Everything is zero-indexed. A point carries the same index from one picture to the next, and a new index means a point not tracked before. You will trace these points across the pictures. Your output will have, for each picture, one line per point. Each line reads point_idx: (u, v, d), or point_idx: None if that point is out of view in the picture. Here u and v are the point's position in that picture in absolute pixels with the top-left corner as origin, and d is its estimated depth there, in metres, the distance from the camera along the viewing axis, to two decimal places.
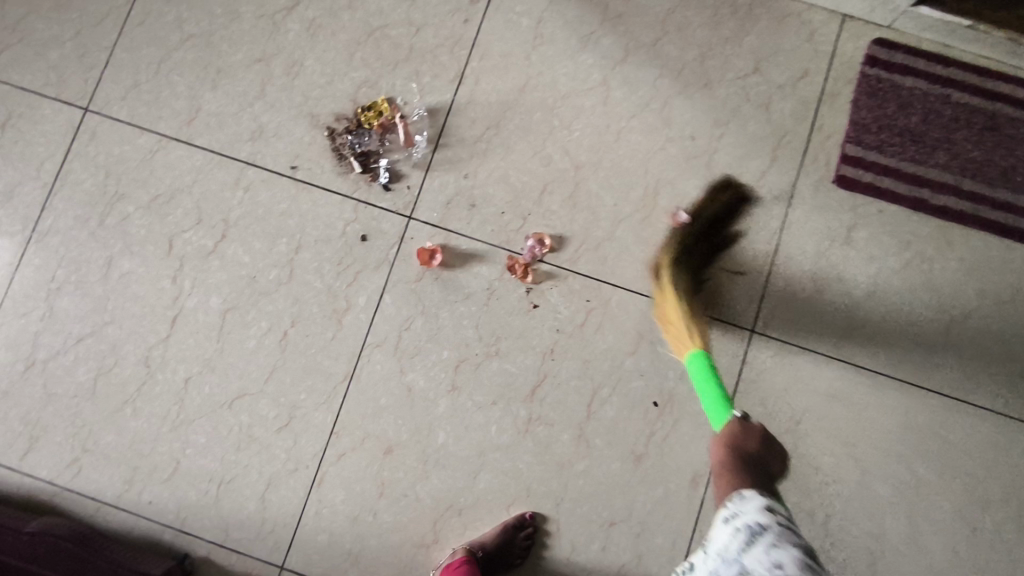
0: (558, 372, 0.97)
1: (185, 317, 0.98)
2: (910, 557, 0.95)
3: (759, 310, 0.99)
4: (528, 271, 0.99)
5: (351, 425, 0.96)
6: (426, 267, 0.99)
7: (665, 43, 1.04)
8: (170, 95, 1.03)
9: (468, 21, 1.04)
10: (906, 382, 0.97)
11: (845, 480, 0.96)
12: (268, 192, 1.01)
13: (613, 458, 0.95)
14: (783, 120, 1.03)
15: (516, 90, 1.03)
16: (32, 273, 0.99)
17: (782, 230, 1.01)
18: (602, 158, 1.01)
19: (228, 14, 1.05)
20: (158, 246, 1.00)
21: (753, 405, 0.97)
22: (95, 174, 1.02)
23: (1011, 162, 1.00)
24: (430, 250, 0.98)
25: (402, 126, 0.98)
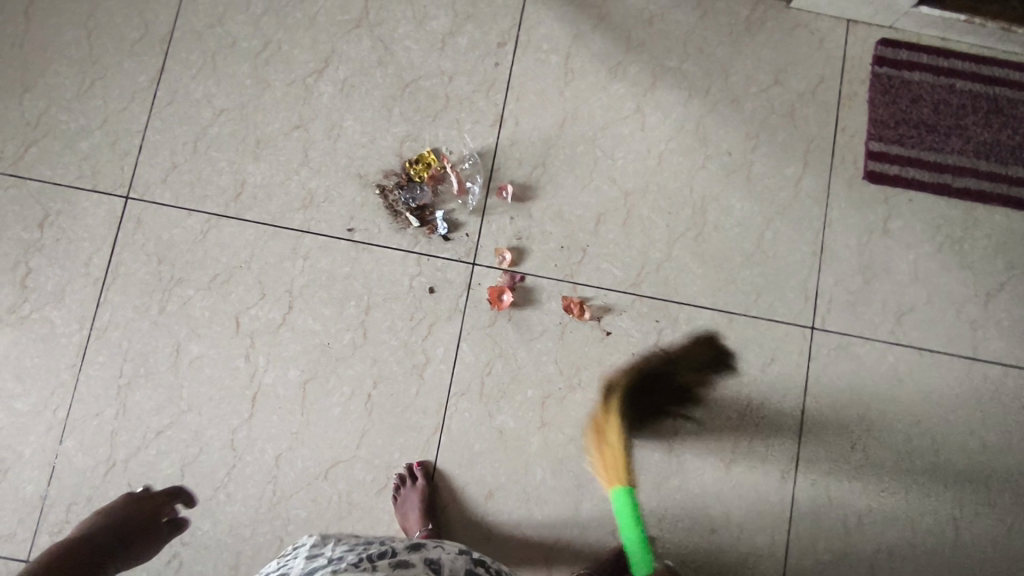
0: (640, 393, 1.01)
1: (265, 394, 0.98)
2: (988, 516, 1.02)
3: (816, 307, 1.04)
4: (584, 308, 1.02)
5: (450, 476, 0.97)
6: (499, 309, 1.01)
7: (689, 64, 1.09)
8: (211, 172, 1.02)
9: (499, 65, 1.07)
10: (958, 355, 1.05)
11: (919, 454, 1.03)
12: (327, 258, 1.01)
13: (704, 467, 1.00)
14: (809, 125, 1.09)
15: (556, 127, 1.06)
16: (99, 371, 0.97)
17: (825, 229, 1.06)
18: (648, 182, 1.05)
19: (259, 83, 1.04)
20: (225, 325, 0.99)
21: (824, 397, 1.03)
22: (147, 263, 1.00)
23: (1017, 140, 1.09)
24: (499, 290, 1.01)
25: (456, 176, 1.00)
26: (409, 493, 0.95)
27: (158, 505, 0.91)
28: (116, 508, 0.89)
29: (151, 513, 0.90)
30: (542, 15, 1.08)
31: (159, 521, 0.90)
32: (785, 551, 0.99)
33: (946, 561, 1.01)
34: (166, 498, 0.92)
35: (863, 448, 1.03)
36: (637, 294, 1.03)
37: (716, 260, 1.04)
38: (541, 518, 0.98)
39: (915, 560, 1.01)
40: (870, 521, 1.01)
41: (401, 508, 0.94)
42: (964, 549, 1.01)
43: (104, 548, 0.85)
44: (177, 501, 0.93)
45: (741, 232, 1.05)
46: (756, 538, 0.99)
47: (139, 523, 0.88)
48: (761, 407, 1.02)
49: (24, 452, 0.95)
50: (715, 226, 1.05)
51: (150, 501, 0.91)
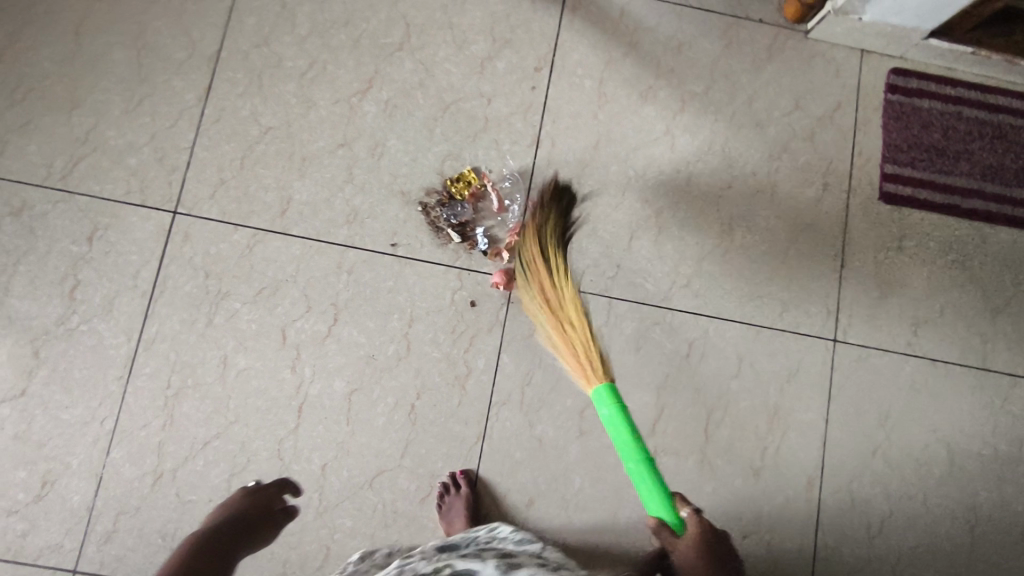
0: (673, 403, 1.05)
1: (311, 404, 1.00)
2: (1001, 520, 1.07)
3: (837, 321, 1.10)
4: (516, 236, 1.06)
5: (492, 484, 1.00)
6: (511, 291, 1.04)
7: (715, 89, 1.14)
8: (258, 188, 1.05)
9: (535, 88, 1.12)
10: (970, 367, 1.11)
11: (936, 461, 1.08)
12: (372, 272, 1.04)
13: (735, 475, 1.04)
14: (827, 148, 1.15)
15: (590, 148, 1.11)
16: (146, 383, 0.99)
17: (844, 246, 1.12)
18: (678, 201, 1.11)
19: (304, 103, 1.08)
20: (271, 337, 1.01)
21: (847, 406, 1.08)
22: (195, 276, 1.02)
23: (1019, 164, 1.16)
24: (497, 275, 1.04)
25: (496, 194, 1.04)
26: (455, 501, 0.97)
27: (273, 496, 0.94)
28: (236, 501, 0.92)
29: (266, 503, 0.93)
30: (576, 42, 1.14)
31: (275, 510, 0.94)
32: (813, 555, 1.04)
33: (964, 563, 1.06)
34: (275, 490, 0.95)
35: (885, 455, 1.07)
36: (669, 307, 1.07)
37: (743, 275, 1.09)
38: (580, 524, 1.01)
39: (935, 562, 1.05)
40: (893, 525, 1.06)
41: (447, 516, 0.96)
42: (981, 551, 1.06)
43: (233, 534, 0.89)
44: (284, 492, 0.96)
45: (766, 248, 1.10)
46: (785, 542, 1.03)
47: (258, 514, 0.92)
48: (787, 416, 1.06)
49: (72, 463, 0.96)
50: (742, 243, 1.10)
51: (265, 492, 0.94)
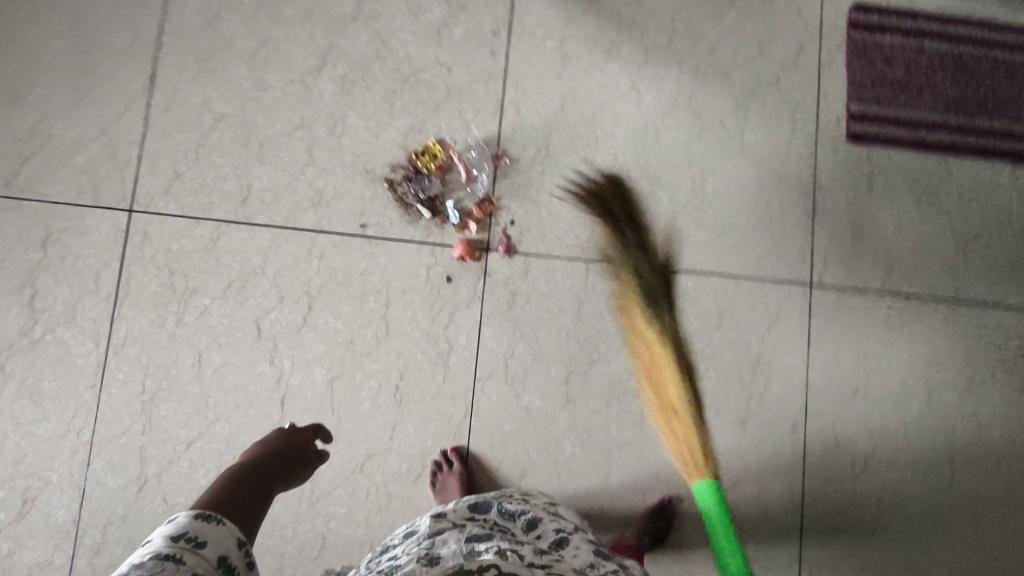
0: (657, 361, 1.05)
1: (293, 395, 0.98)
2: (978, 446, 1.11)
3: (812, 266, 1.10)
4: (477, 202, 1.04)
5: (483, 458, 1.00)
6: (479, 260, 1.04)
7: (679, 40, 1.12)
8: (216, 178, 1.01)
9: (495, 52, 1.08)
10: (943, 300, 1.13)
11: (915, 394, 1.11)
12: (343, 256, 1.02)
13: (723, 426, 1.05)
14: (794, 92, 1.14)
15: (555, 110, 1.08)
16: (120, 389, 0.96)
17: (815, 190, 1.12)
18: (648, 158, 1.09)
19: (256, 85, 1.04)
20: (246, 331, 0.99)
21: (827, 349, 1.09)
22: (159, 275, 0.98)
23: (982, 94, 1.16)
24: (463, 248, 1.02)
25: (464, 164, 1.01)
26: (449, 480, 0.96)
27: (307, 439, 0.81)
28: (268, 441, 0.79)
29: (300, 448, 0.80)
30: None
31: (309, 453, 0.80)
32: (801, 496, 1.06)
33: (946, 490, 1.09)
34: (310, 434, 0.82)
35: (865, 394, 1.09)
36: (647, 266, 1.07)
37: (718, 228, 1.09)
38: (574, 490, 1.02)
39: (918, 491, 1.09)
40: (876, 461, 1.08)
41: (441, 494, 0.96)
42: (960, 477, 1.10)
43: (269, 472, 0.74)
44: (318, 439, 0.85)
45: (740, 199, 1.10)
46: (774, 487, 1.06)
47: (293, 456, 0.78)
48: (770, 364, 1.07)
49: (52, 477, 0.93)
50: (715, 195, 1.09)
51: (299, 436, 0.81)
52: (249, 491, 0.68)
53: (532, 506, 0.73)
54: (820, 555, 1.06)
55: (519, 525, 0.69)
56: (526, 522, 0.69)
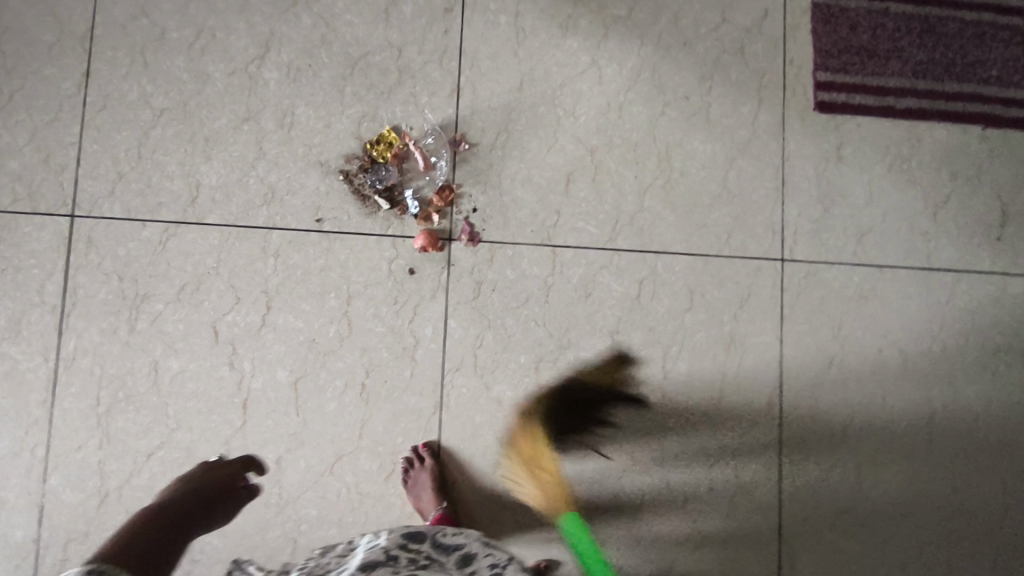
0: (629, 344, 1.03)
1: (256, 399, 0.95)
2: (953, 412, 1.11)
3: (783, 239, 1.08)
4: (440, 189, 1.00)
5: (456, 452, 0.98)
6: (444, 250, 1.00)
7: (638, 12, 1.08)
8: (161, 177, 0.97)
9: (449, 31, 1.04)
10: (915, 268, 1.12)
11: (889, 363, 1.10)
12: (300, 252, 0.98)
13: (698, 406, 1.04)
14: (759, 62, 1.10)
15: (515, 91, 1.05)
16: (73, 402, 0.92)
17: (784, 162, 1.10)
18: (611, 137, 1.06)
19: (198, 77, 0.99)
20: (202, 335, 0.95)
21: (800, 323, 1.08)
22: (107, 282, 0.94)
23: (948, 57, 1.14)
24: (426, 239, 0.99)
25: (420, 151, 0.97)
26: (419, 476, 0.95)
27: (238, 471, 0.86)
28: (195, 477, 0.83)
29: (227, 480, 0.85)
30: None
31: (236, 487, 0.84)
32: (779, 472, 1.06)
33: (922, 457, 1.09)
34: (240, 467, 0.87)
35: (840, 367, 1.09)
36: (615, 248, 1.04)
37: (686, 206, 1.07)
38: (549, 480, 1.00)
39: (895, 461, 1.08)
40: (853, 432, 1.08)
41: (413, 491, 0.94)
42: (937, 444, 1.10)
43: (188, 510, 0.77)
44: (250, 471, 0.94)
45: (706, 175, 1.07)
46: (751, 464, 1.05)
47: (218, 489, 0.82)
48: (744, 342, 1.06)
49: (8, 496, 0.90)
50: (681, 172, 1.07)
51: (226, 469, 0.85)
52: (166, 532, 0.72)
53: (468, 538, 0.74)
54: (799, 530, 1.06)
55: (452, 561, 0.69)
56: (459, 557, 0.69)
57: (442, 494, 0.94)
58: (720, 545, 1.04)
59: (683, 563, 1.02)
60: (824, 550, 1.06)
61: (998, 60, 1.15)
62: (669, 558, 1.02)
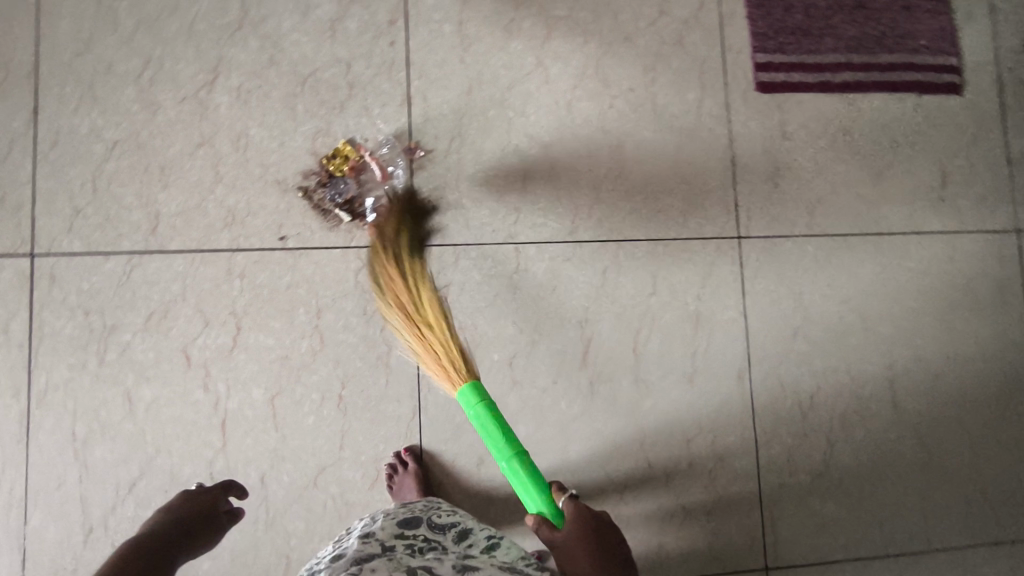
0: (598, 332, 1.06)
1: (234, 420, 0.96)
2: (915, 370, 1.15)
3: (738, 218, 1.12)
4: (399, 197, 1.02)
5: (438, 454, 1.00)
6: None
7: (578, 10, 1.11)
8: (120, 209, 0.97)
9: (394, 43, 1.06)
10: (866, 235, 1.16)
11: (850, 329, 1.14)
12: (265, 271, 0.99)
13: (670, 387, 1.07)
14: (699, 49, 1.14)
15: (465, 96, 1.07)
16: (49, 440, 0.92)
17: (731, 143, 1.13)
18: (563, 133, 1.09)
19: (148, 107, 0.99)
20: (174, 361, 0.96)
21: (762, 297, 1.11)
22: (73, 317, 0.94)
23: (879, 30, 1.19)
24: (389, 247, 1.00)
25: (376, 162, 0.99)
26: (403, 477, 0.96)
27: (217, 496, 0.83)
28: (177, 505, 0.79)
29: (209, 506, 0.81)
30: None
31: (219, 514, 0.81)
32: (754, 443, 1.09)
33: (889, 416, 1.13)
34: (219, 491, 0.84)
35: (803, 337, 1.12)
36: (576, 240, 1.07)
37: (641, 193, 1.10)
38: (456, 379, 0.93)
39: (864, 422, 1.12)
40: (821, 398, 1.12)
41: (398, 491, 0.95)
42: (902, 402, 1.14)
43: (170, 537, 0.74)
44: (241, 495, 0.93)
45: (658, 162, 1.11)
46: (727, 438, 1.08)
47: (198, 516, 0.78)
48: (709, 320, 1.09)
49: None
50: (633, 161, 1.10)
51: (208, 495, 0.82)
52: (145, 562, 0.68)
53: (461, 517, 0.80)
54: (778, 497, 1.09)
55: (450, 537, 0.75)
56: (456, 533, 0.76)
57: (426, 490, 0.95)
58: (704, 519, 1.06)
59: (670, 540, 1.05)
60: (804, 514, 1.09)
61: (925, 31, 1.21)
62: (655, 537, 1.04)
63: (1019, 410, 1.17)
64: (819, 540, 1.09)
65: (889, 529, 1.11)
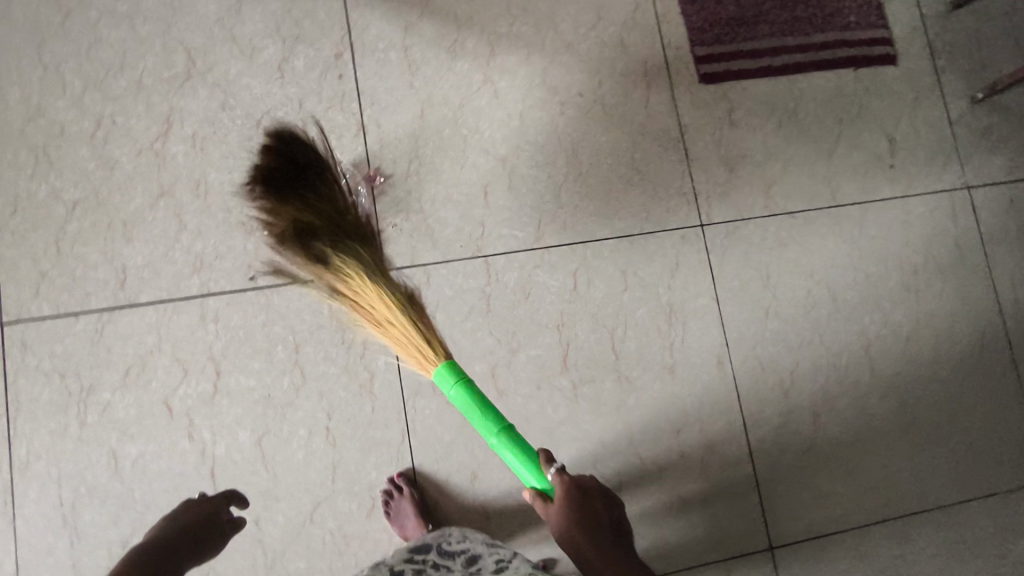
0: (576, 334, 1.07)
1: (222, 465, 0.95)
2: (888, 334, 1.17)
3: (698, 207, 1.15)
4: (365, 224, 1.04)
5: (431, 474, 1.00)
6: None
7: (519, 25, 1.15)
8: (85, 268, 0.97)
9: (343, 76, 1.08)
10: (824, 209, 1.19)
11: (820, 301, 1.16)
12: (239, 313, 0.99)
13: (653, 379, 1.08)
14: (640, 48, 1.18)
15: (418, 119, 1.09)
16: (36, 509, 0.91)
17: (683, 136, 1.16)
18: (518, 144, 1.11)
19: (105, 164, 1.00)
20: (156, 414, 0.95)
21: (731, 280, 1.14)
22: (48, 381, 0.94)
23: (810, 12, 1.24)
24: None
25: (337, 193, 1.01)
26: (399, 504, 0.96)
27: (218, 507, 0.92)
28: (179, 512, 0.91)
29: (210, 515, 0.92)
30: (368, 18, 1.11)
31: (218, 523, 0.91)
32: (742, 424, 1.10)
33: (869, 382, 1.15)
34: (224, 502, 0.93)
35: (777, 314, 1.14)
36: (544, 247, 1.09)
37: (601, 194, 1.12)
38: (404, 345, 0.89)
39: (845, 390, 1.14)
40: (801, 372, 1.14)
41: (398, 520, 0.95)
42: (880, 366, 1.16)
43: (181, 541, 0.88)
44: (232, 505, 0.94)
45: (614, 161, 1.13)
46: (715, 423, 1.09)
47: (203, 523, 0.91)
48: (683, 309, 1.11)
49: None
50: (589, 163, 1.12)
51: (208, 504, 0.92)
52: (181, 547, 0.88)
53: (471, 543, 0.81)
54: (772, 475, 1.10)
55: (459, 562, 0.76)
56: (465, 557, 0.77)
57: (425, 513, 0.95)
58: (703, 506, 1.07)
59: (672, 531, 1.05)
60: (800, 489, 1.11)
61: (854, 8, 1.25)
62: (657, 530, 1.05)
63: (993, 359, 1.20)
64: (818, 512, 1.10)
65: (884, 493, 1.13)
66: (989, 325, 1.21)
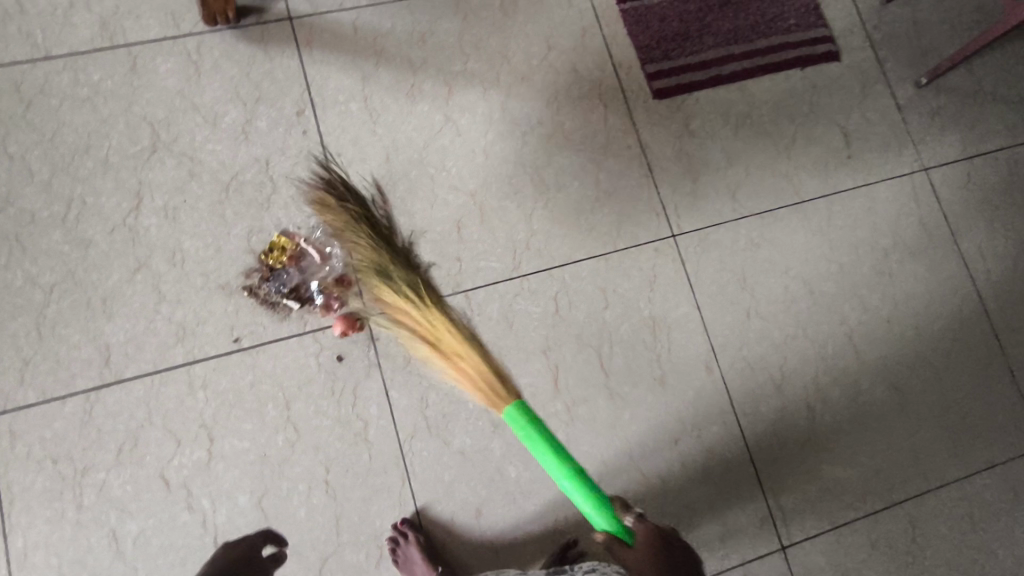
0: (564, 357, 1.08)
1: (225, 532, 0.94)
2: (870, 319, 1.19)
3: (667, 218, 1.17)
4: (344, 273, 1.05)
5: (436, 515, 0.99)
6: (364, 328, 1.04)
7: (472, 63, 1.18)
8: (69, 350, 0.97)
9: (307, 131, 1.10)
10: (790, 205, 1.22)
11: (799, 295, 1.18)
12: (227, 376, 0.99)
13: (645, 392, 1.09)
14: (592, 72, 1.21)
15: (385, 164, 1.11)
16: None
17: (644, 151, 1.19)
18: (486, 178, 1.13)
19: (79, 245, 1.01)
20: (153, 488, 0.94)
21: (709, 286, 1.16)
22: (41, 468, 0.93)
23: (750, 20, 1.29)
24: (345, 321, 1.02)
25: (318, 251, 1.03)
26: (407, 551, 0.95)
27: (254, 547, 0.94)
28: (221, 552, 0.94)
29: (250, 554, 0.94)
30: (325, 73, 1.14)
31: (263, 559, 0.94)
32: (738, 426, 1.11)
33: (857, 368, 1.17)
34: (258, 541, 0.95)
35: (758, 313, 1.16)
36: (522, 275, 1.10)
37: (572, 217, 1.14)
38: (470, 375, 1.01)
39: (836, 380, 1.16)
40: (790, 367, 1.15)
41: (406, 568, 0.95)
42: (865, 352, 1.18)
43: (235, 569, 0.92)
44: (265, 545, 0.95)
45: (581, 183, 1.16)
46: (711, 428, 1.10)
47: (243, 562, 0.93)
48: (665, 319, 1.13)
49: None
50: (557, 188, 1.15)
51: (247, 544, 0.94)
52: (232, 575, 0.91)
53: None
54: (775, 473, 1.11)
55: None
56: None
57: (434, 556, 0.96)
58: (711, 513, 1.07)
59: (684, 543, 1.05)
60: (804, 484, 1.11)
61: (792, 11, 1.30)
62: None
63: (973, 331, 1.22)
64: (826, 505, 1.11)
65: (887, 477, 1.13)
66: (964, 299, 1.23)
